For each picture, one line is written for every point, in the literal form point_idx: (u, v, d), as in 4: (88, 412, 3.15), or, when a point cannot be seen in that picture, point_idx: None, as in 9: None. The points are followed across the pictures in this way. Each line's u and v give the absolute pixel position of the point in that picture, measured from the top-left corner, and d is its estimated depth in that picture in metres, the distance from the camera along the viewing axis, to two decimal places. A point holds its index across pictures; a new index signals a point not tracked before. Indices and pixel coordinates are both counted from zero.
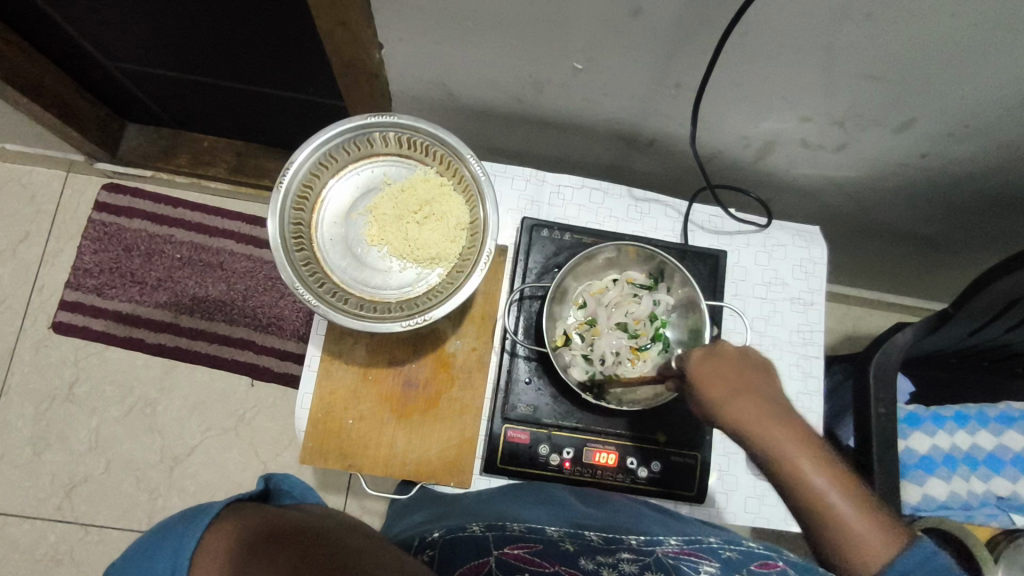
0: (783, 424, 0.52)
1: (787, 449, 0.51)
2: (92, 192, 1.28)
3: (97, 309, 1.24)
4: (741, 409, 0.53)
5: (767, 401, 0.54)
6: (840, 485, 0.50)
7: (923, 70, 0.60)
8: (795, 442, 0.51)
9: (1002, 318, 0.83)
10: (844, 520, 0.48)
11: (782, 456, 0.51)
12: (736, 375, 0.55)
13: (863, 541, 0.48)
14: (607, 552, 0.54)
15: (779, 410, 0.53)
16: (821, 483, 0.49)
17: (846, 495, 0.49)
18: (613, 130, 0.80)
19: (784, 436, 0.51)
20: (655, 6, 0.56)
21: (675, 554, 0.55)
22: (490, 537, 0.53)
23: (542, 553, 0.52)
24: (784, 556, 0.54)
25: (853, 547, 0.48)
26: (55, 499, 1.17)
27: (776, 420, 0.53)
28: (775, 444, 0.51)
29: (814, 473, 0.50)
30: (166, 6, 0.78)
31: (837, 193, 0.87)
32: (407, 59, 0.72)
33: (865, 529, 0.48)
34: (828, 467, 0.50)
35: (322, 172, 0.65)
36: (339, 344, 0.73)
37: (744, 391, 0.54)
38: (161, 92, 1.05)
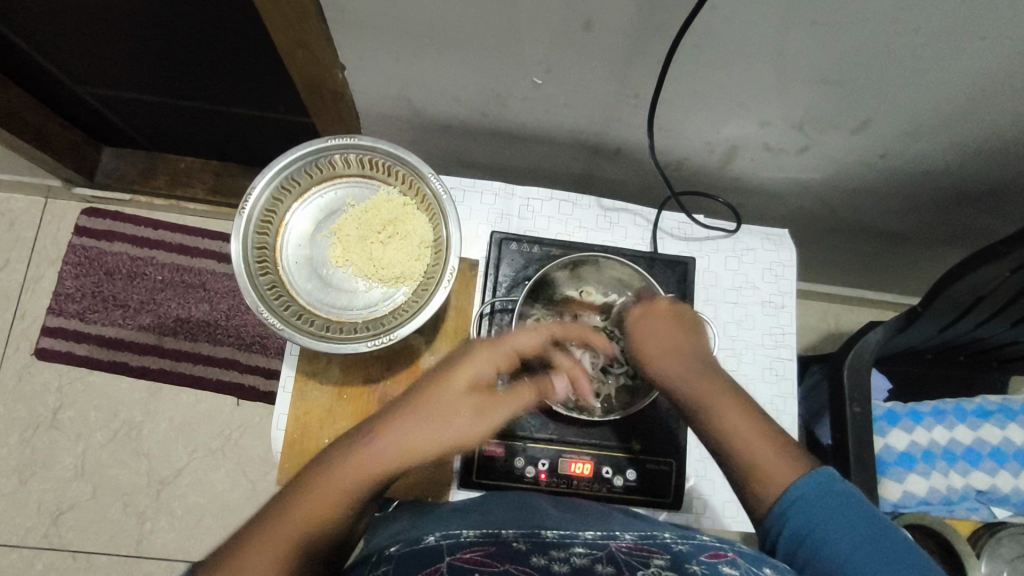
0: (707, 374, 0.61)
1: (707, 392, 0.60)
2: (70, 217, 1.28)
3: (79, 334, 1.24)
4: (670, 360, 0.62)
5: (693, 356, 0.62)
6: (755, 427, 0.57)
7: (872, 73, 0.61)
8: (713, 386, 0.60)
9: (970, 313, 0.84)
10: (753, 451, 0.56)
11: (702, 397, 0.59)
12: (669, 333, 0.64)
13: (767, 469, 0.55)
14: (560, 547, 0.52)
15: (704, 364, 0.62)
16: (731, 419, 0.58)
17: (755, 433, 0.57)
18: (579, 140, 0.81)
19: (701, 380, 0.60)
20: (606, 20, 0.57)
21: (628, 549, 0.52)
22: (443, 546, 0.52)
23: (494, 553, 0.50)
24: (734, 547, 0.53)
25: (760, 474, 0.55)
26: (42, 527, 1.17)
27: (701, 371, 0.61)
28: (696, 387, 0.60)
29: (729, 415, 0.58)
30: (131, 32, 0.78)
31: (805, 194, 0.88)
32: (370, 78, 0.73)
33: (770, 459, 0.55)
34: (740, 408, 0.59)
35: (284, 197, 0.67)
36: (312, 364, 0.74)
37: (673, 347, 0.63)
38: (134, 116, 1.06)
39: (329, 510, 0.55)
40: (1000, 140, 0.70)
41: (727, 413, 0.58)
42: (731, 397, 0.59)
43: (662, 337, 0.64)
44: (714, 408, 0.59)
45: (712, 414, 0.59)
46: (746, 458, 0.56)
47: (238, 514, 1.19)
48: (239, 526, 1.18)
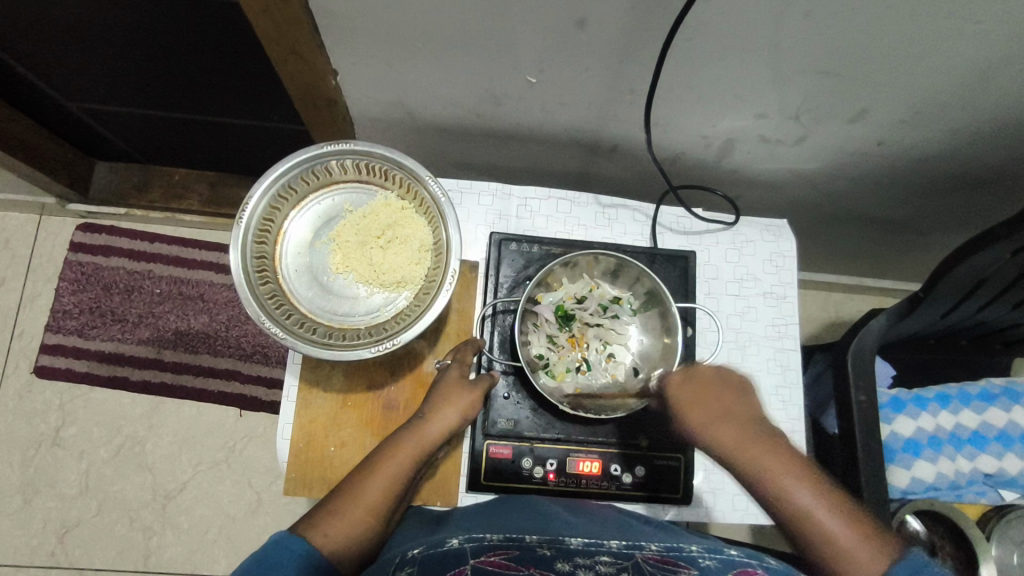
0: (768, 445, 0.56)
1: (773, 468, 0.55)
2: (65, 233, 1.27)
3: (78, 350, 1.23)
4: (726, 430, 0.57)
5: (750, 425, 0.58)
6: (824, 501, 0.54)
7: (867, 61, 0.60)
8: (777, 459, 0.56)
9: (971, 297, 0.84)
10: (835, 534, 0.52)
11: (769, 475, 0.55)
12: (720, 399, 0.60)
13: (851, 552, 0.51)
14: (585, 555, 0.52)
15: (761, 432, 0.57)
16: (802, 494, 0.54)
17: (828, 510, 0.53)
18: (575, 138, 0.81)
19: (767, 454, 0.56)
20: (599, 17, 0.56)
21: (654, 560, 0.52)
22: (467, 548, 0.52)
23: (518, 558, 0.50)
24: (763, 563, 0.52)
25: (847, 561, 0.51)
26: (49, 546, 1.16)
27: (760, 442, 0.57)
28: (760, 462, 0.55)
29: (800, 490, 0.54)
30: (121, 44, 0.77)
31: (803, 184, 0.88)
32: (363, 84, 0.73)
33: (853, 543, 0.52)
34: (808, 480, 0.55)
35: (282, 205, 0.66)
36: (316, 372, 0.73)
37: (726, 415, 0.59)
38: (127, 129, 1.05)
39: (385, 504, 0.59)
40: (996, 124, 0.70)
41: (796, 489, 0.54)
42: (796, 468, 0.56)
43: (712, 405, 0.59)
44: (782, 485, 0.54)
45: (783, 493, 0.54)
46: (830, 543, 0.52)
47: (246, 525, 1.18)
48: (247, 537, 1.18)
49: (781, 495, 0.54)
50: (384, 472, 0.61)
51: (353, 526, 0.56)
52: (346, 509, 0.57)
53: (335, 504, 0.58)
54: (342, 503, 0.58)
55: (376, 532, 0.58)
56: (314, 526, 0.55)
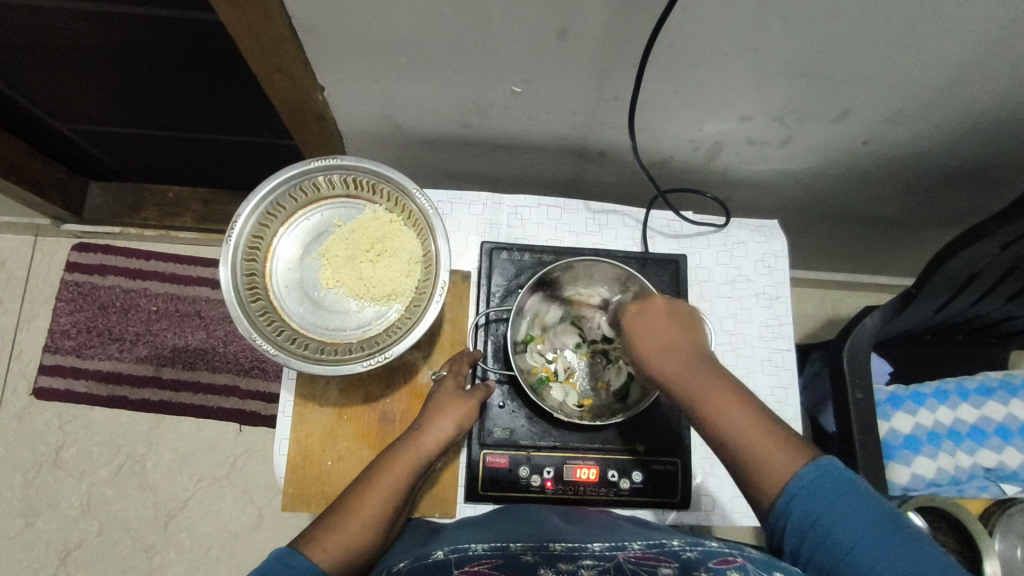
0: (712, 375, 0.56)
1: (714, 396, 0.56)
2: (61, 253, 1.28)
3: (76, 370, 1.23)
4: (670, 364, 0.57)
5: (693, 355, 0.57)
6: (758, 431, 0.54)
7: (848, 62, 0.61)
8: (717, 387, 0.56)
9: (964, 292, 0.84)
10: (765, 455, 0.53)
11: (707, 404, 0.55)
12: (668, 333, 0.59)
13: (778, 476, 0.52)
14: (569, 559, 0.51)
15: (704, 362, 0.57)
16: (730, 421, 0.55)
17: (759, 430, 0.54)
18: (564, 146, 0.81)
19: (704, 382, 0.56)
20: (580, 26, 0.57)
21: (636, 558, 0.52)
22: (452, 560, 0.52)
23: (501, 566, 0.50)
24: (742, 552, 0.52)
25: (773, 481, 0.53)
26: (51, 568, 1.16)
27: (703, 371, 0.57)
28: (698, 392, 0.56)
29: (733, 421, 0.55)
30: (110, 66, 0.78)
31: (793, 184, 0.88)
32: (350, 99, 0.73)
33: (779, 461, 0.53)
34: (745, 405, 0.55)
35: (271, 222, 0.67)
36: (311, 387, 0.73)
37: (673, 349, 0.58)
38: (118, 149, 1.06)
39: (384, 515, 0.59)
40: (980, 120, 0.71)
41: (732, 413, 0.55)
42: (733, 392, 0.56)
43: (661, 339, 0.58)
44: (722, 412, 0.55)
45: (720, 419, 0.55)
46: (761, 465, 0.53)
47: (248, 541, 1.18)
48: (250, 553, 1.18)
49: (715, 420, 0.55)
50: (380, 485, 0.61)
51: (351, 540, 0.56)
52: (344, 523, 0.57)
53: (333, 518, 0.58)
54: (339, 517, 0.58)
55: (374, 544, 0.58)
56: (313, 543, 0.55)
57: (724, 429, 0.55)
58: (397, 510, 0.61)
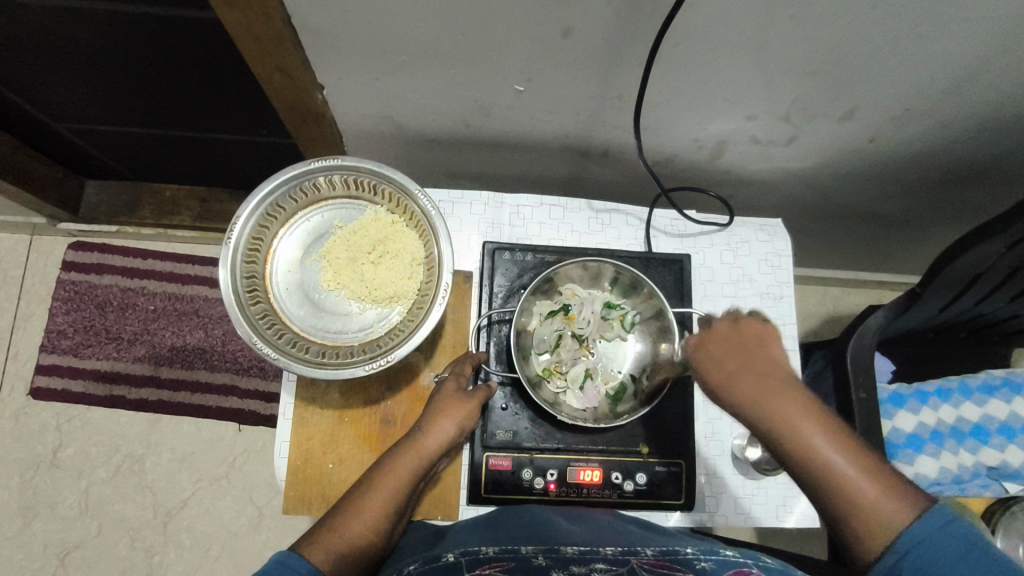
0: (792, 396, 0.57)
1: (796, 420, 0.56)
2: (57, 252, 1.26)
3: (74, 370, 1.22)
4: (750, 387, 0.57)
5: (774, 377, 0.58)
6: (855, 463, 0.54)
7: (856, 61, 0.60)
8: (801, 412, 0.56)
9: (970, 291, 0.83)
10: (857, 486, 0.53)
11: (791, 427, 0.55)
12: (737, 353, 0.60)
13: (876, 510, 0.51)
14: (581, 562, 0.50)
15: (783, 384, 0.58)
16: (827, 451, 0.54)
17: (849, 463, 0.54)
18: (566, 145, 0.80)
19: (786, 404, 0.56)
20: (585, 25, 0.56)
21: (650, 564, 0.51)
22: (462, 563, 0.51)
23: (513, 569, 0.49)
24: (759, 563, 0.51)
25: (866, 517, 0.51)
26: (49, 568, 1.15)
27: (781, 392, 0.57)
28: (781, 414, 0.56)
29: (824, 448, 0.54)
30: (106, 64, 0.77)
31: (797, 182, 0.87)
32: (350, 98, 0.72)
33: (877, 500, 0.52)
34: (832, 433, 0.55)
35: (271, 224, 0.66)
36: (311, 389, 0.73)
37: (746, 367, 0.59)
38: (113, 147, 1.04)
39: (387, 516, 0.59)
40: (986, 120, 0.70)
41: (820, 442, 0.55)
42: (813, 413, 0.56)
43: (729, 359, 0.60)
44: (805, 439, 0.55)
45: (805, 442, 0.55)
46: (851, 494, 0.53)
47: (248, 542, 1.18)
48: (251, 554, 1.17)
49: (802, 446, 0.55)
50: (383, 487, 0.60)
51: (354, 542, 0.56)
52: (346, 525, 0.57)
53: (335, 519, 0.57)
54: (342, 519, 0.57)
55: (377, 546, 0.57)
56: (316, 544, 0.55)
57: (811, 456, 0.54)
58: (401, 510, 0.61)
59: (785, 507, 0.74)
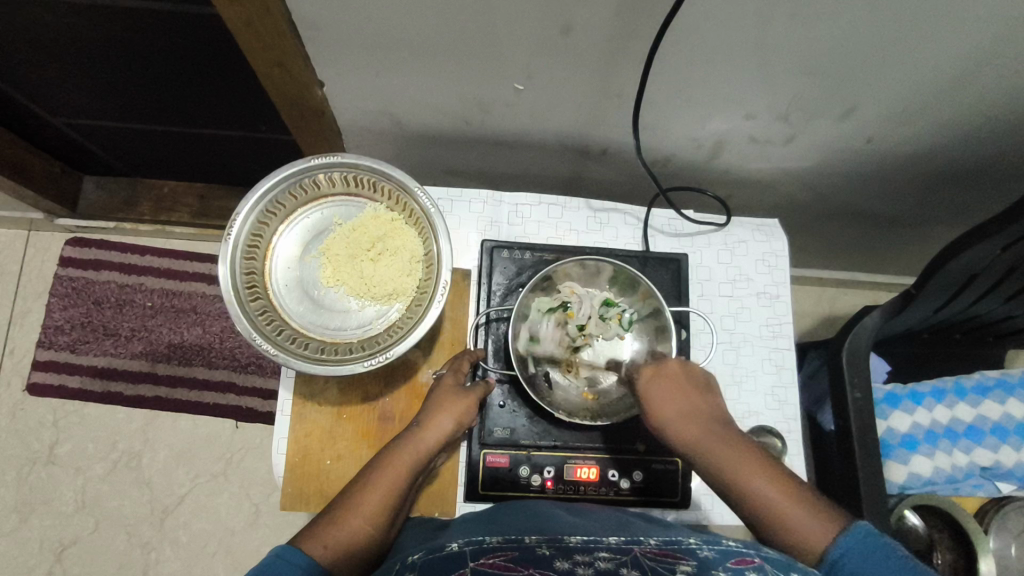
0: (720, 435, 0.59)
1: (719, 454, 0.58)
2: (55, 248, 1.26)
3: (70, 366, 1.22)
4: (681, 426, 0.60)
5: (707, 417, 0.60)
6: (780, 489, 0.56)
7: (853, 61, 0.60)
8: (728, 449, 0.58)
9: (965, 291, 0.84)
10: (785, 514, 0.55)
11: (723, 464, 0.58)
12: (680, 390, 0.62)
13: (805, 534, 0.54)
14: (583, 551, 0.50)
15: (716, 424, 0.60)
16: (752, 481, 0.57)
17: (778, 491, 0.56)
18: (565, 143, 0.81)
19: (716, 441, 0.59)
20: (585, 22, 0.56)
21: (653, 554, 0.51)
22: (466, 552, 0.51)
23: (517, 558, 0.49)
24: (761, 551, 0.51)
25: (799, 543, 0.54)
26: (46, 564, 1.15)
27: (712, 432, 0.59)
28: (712, 453, 0.58)
29: (752, 478, 0.57)
30: (106, 59, 0.77)
31: (794, 182, 0.88)
32: (350, 95, 0.72)
33: (805, 525, 0.54)
34: (759, 466, 0.57)
35: (270, 220, 0.66)
36: (309, 386, 0.73)
37: (684, 407, 0.61)
38: (112, 142, 1.04)
39: (386, 510, 0.59)
40: (983, 120, 0.70)
41: (745, 473, 0.57)
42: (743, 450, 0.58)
43: (673, 399, 0.61)
44: (736, 473, 0.57)
45: (736, 477, 0.57)
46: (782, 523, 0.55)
47: (245, 538, 1.18)
48: (247, 550, 1.17)
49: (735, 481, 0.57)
50: (382, 482, 0.61)
51: (353, 537, 0.56)
52: (345, 519, 0.57)
53: (334, 514, 0.58)
54: (341, 513, 0.57)
55: (376, 541, 0.58)
56: (314, 538, 0.55)
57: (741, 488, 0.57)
58: (399, 504, 0.61)
59: None
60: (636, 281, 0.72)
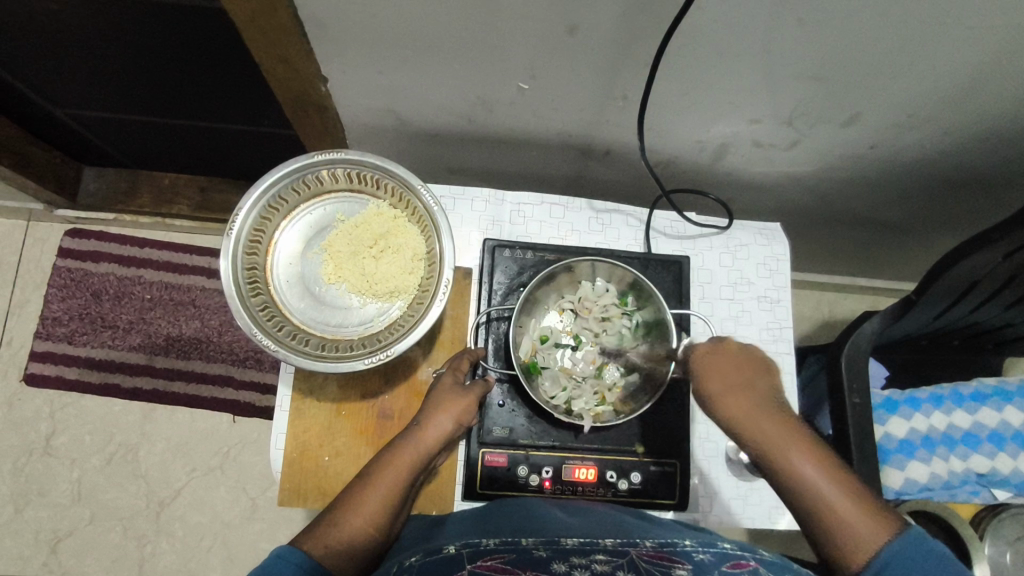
0: (785, 424, 0.60)
1: (776, 441, 0.59)
2: (54, 239, 1.26)
3: (68, 358, 1.22)
4: (742, 410, 0.60)
5: (768, 404, 0.61)
6: (838, 484, 0.57)
7: (859, 67, 0.60)
8: (790, 438, 0.59)
9: (965, 298, 0.84)
10: (836, 507, 0.55)
11: (780, 453, 0.58)
12: (745, 380, 0.62)
13: (857, 532, 0.54)
14: (580, 554, 0.50)
15: (781, 414, 0.61)
16: (808, 471, 0.57)
17: (835, 484, 0.57)
18: (568, 143, 0.81)
19: (776, 431, 0.59)
20: (592, 23, 0.56)
21: (649, 557, 0.50)
22: (463, 555, 0.51)
23: (514, 561, 0.49)
24: (756, 554, 0.51)
25: (849, 537, 0.54)
26: (40, 556, 1.15)
27: (778, 422, 0.60)
28: (775, 440, 0.59)
29: (805, 467, 0.57)
30: (109, 51, 0.76)
31: (796, 186, 0.88)
32: (354, 90, 0.72)
33: (859, 519, 0.54)
34: (823, 462, 0.58)
35: (273, 215, 0.66)
36: (309, 382, 0.73)
37: (745, 390, 0.62)
38: (113, 134, 1.04)
39: (387, 509, 0.59)
40: (987, 128, 0.70)
41: (799, 462, 0.58)
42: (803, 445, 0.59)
43: (733, 377, 0.62)
44: (792, 462, 0.58)
45: (793, 467, 0.57)
46: (833, 514, 0.55)
47: (241, 532, 1.18)
48: (243, 545, 1.17)
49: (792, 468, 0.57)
50: (382, 481, 0.60)
51: (353, 536, 0.56)
52: (346, 519, 0.57)
53: (334, 514, 0.58)
54: (341, 514, 0.57)
55: (377, 540, 0.58)
56: (314, 538, 0.55)
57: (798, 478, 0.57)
58: (401, 503, 0.61)
59: (777, 509, 0.75)
60: (638, 283, 0.72)
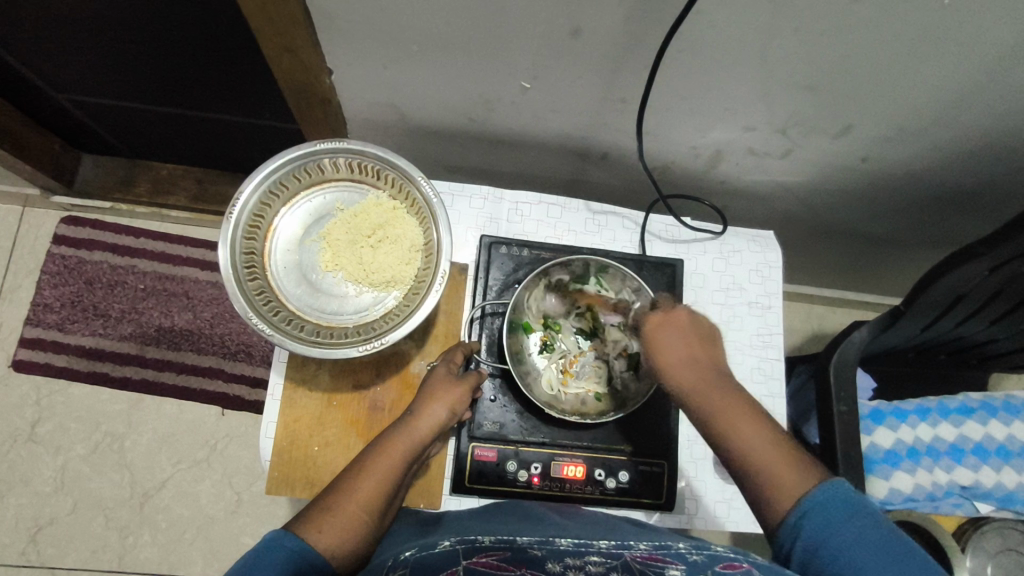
0: (723, 388, 0.58)
1: (722, 410, 0.57)
2: (48, 225, 1.25)
3: (58, 345, 1.21)
4: (688, 379, 0.59)
5: (713, 371, 0.59)
6: (775, 445, 0.55)
7: (854, 79, 0.62)
8: (731, 401, 0.57)
9: (952, 311, 0.85)
10: (775, 469, 0.53)
11: (724, 417, 0.56)
12: (687, 343, 0.61)
13: (796, 495, 0.52)
14: (575, 555, 0.50)
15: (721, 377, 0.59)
16: (751, 435, 0.55)
17: (774, 449, 0.55)
18: (566, 145, 0.82)
19: (721, 401, 0.57)
20: (593, 26, 0.57)
21: (643, 559, 0.50)
22: (458, 551, 0.50)
23: (508, 558, 0.49)
24: (749, 558, 0.50)
25: (787, 498, 0.52)
26: (20, 544, 1.14)
27: (720, 387, 0.58)
28: (718, 405, 0.57)
29: (750, 435, 0.55)
30: (114, 37, 0.77)
31: (789, 197, 0.89)
32: (356, 83, 0.73)
33: (798, 480, 0.52)
34: (765, 429, 0.56)
35: (273, 201, 0.66)
36: (301, 371, 0.73)
37: (691, 358, 0.60)
38: (113, 121, 1.04)
39: (380, 496, 0.59)
40: (975, 143, 0.72)
41: (742, 429, 0.55)
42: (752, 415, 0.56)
43: (679, 350, 0.61)
44: (735, 425, 0.56)
45: (733, 427, 0.56)
46: (770, 475, 0.53)
47: (225, 527, 1.17)
48: (227, 540, 1.17)
49: (733, 434, 0.55)
50: (376, 467, 0.60)
51: (349, 522, 0.56)
52: (340, 504, 0.57)
53: (329, 499, 0.57)
54: (335, 498, 0.57)
55: (372, 527, 0.57)
56: (308, 522, 0.55)
57: (735, 436, 0.55)
58: (394, 490, 0.61)
59: None
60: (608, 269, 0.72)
